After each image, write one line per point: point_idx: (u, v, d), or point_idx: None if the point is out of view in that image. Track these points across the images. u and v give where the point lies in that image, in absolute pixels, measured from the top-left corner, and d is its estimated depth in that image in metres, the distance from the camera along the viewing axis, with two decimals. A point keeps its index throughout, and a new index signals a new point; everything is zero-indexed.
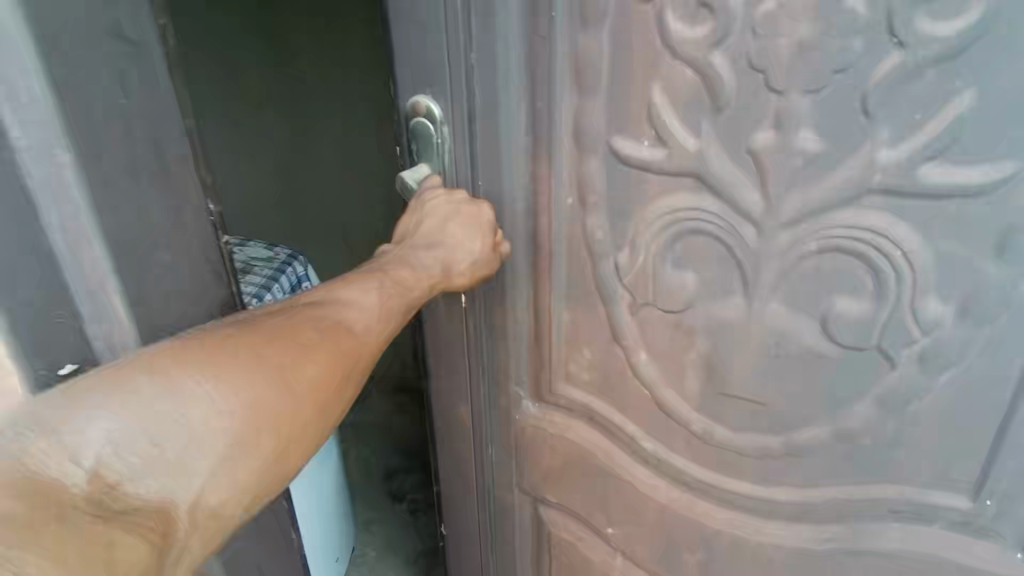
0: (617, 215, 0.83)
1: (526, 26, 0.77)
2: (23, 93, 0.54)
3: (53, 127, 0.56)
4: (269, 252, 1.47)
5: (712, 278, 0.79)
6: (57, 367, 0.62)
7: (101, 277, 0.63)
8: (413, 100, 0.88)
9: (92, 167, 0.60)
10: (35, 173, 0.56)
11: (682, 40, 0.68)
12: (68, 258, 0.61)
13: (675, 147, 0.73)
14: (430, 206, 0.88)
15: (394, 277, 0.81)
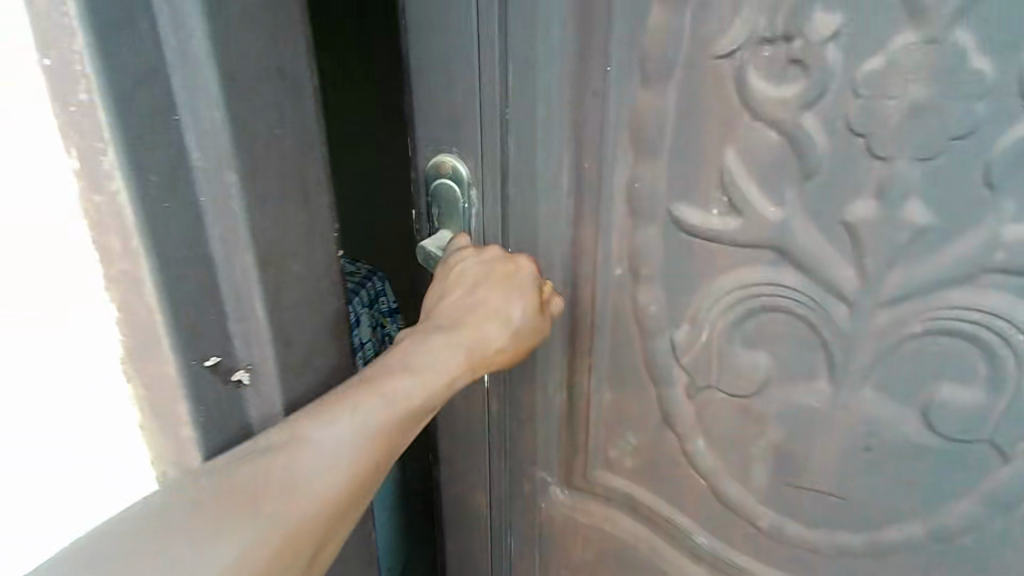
0: (676, 288, 0.73)
1: (573, 80, 0.68)
2: (204, 120, 0.53)
3: (225, 155, 0.54)
4: (348, 265, 1.08)
5: (790, 359, 0.70)
6: (204, 358, 0.61)
7: (252, 295, 0.60)
8: (435, 158, 0.75)
9: (261, 192, 0.57)
10: (207, 190, 0.55)
11: (766, 99, 0.60)
12: (224, 264, 0.58)
13: (753, 217, 0.65)
14: (456, 273, 0.70)
15: (400, 375, 0.60)
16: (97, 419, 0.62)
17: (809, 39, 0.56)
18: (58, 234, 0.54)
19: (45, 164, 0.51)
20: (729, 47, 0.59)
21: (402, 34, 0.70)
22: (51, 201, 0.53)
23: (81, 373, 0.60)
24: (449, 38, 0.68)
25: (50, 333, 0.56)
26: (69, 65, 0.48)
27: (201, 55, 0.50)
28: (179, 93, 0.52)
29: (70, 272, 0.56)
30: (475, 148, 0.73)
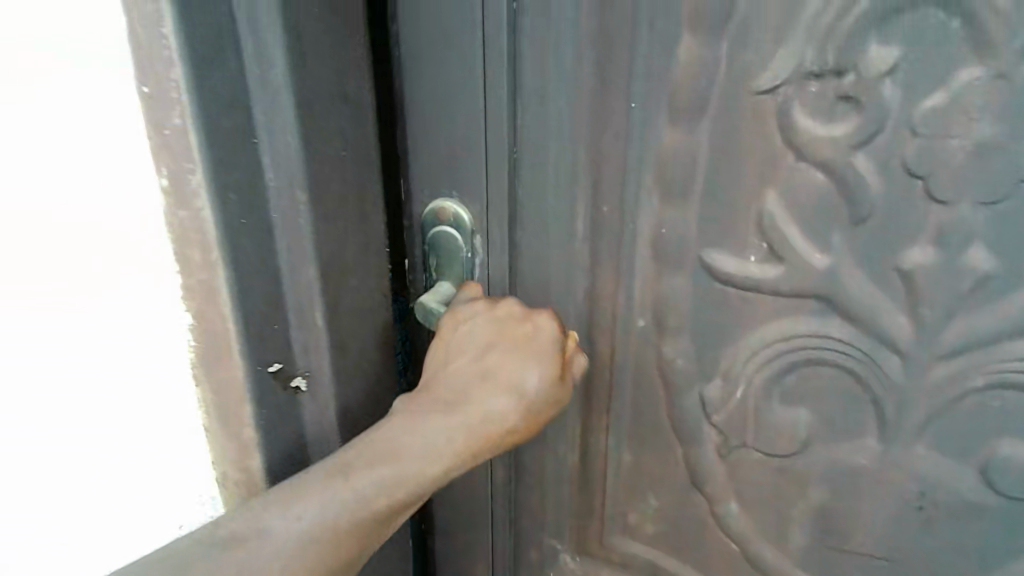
0: (707, 341, 0.66)
1: (591, 117, 0.61)
2: (279, 142, 0.57)
3: (297, 172, 0.58)
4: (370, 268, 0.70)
5: (836, 414, 0.64)
6: (267, 364, 0.64)
7: (310, 300, 0.63)
8: (432, 203, 0.66)
9: (325, 210, 0.60)
10: (277, 207, 0.59)
11: (813, 138, 0.54)
12: (287, 278, 0.62)
13: (797, 265, 0.59)
14: (465, 333, 0.62)
15: (389, 460, 0.55)
16: (176, 420, 0.65)
17: (862, 73, 0.51)
18: (148, 241, 0.57)
19: (138, 173, 0.55)
20: (771, 83, 0.54)
21: (393, 66, 0.62)
22: (144, 208, 0.56)
23: (158, 371, 0.62)
24: (450, 71, 0.60)
25: (146, 340, 0.60)
26: (165, 92, 0.52)
27: (280, 81, 0.54)
28: (258, 116, 0.56)
29: (155, 276, 0.58)
30: (479, 192, 0.65)
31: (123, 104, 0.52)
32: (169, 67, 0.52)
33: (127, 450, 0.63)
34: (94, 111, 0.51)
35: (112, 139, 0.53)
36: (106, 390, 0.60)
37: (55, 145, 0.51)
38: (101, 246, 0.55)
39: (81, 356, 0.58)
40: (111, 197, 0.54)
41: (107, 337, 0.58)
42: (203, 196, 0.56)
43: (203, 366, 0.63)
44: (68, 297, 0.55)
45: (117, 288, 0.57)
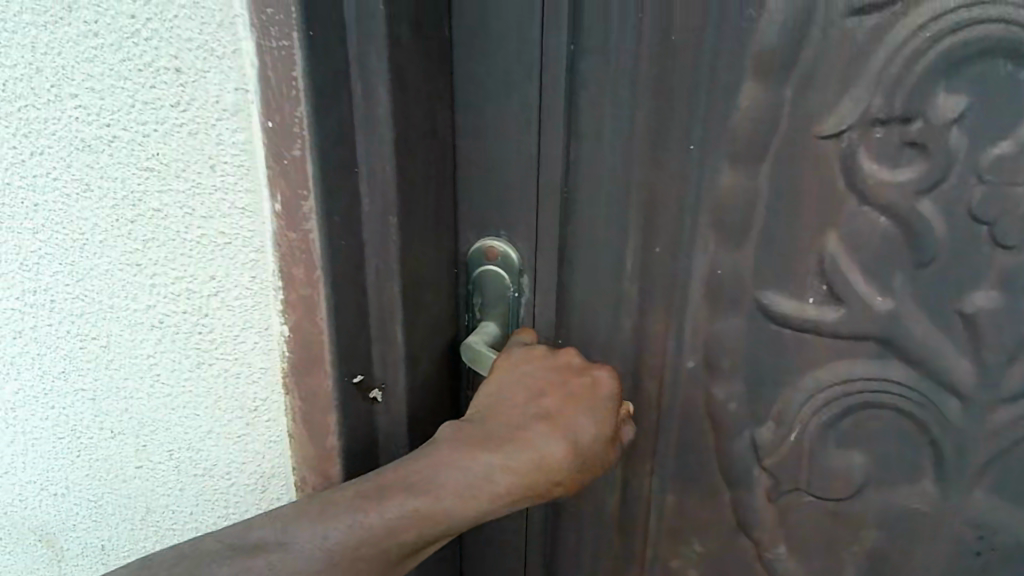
0: (761, 383, 0.65)
1: (643, 161, 0.60)
2: (377, 174, 0.50)
3: (392, 203, 0.51)
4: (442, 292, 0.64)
5: (894, 459, 0.63)
6: (352, 375, 0.55)
7: (396, 324, 0.55)
8: (480, 243, 0.64)
9: (410, 243, 0.54)
10: (370, 233, 0.52)
11: (879, 184, 0.54)
12: (371, 295, 0.54)
13: (857, 308, 0.58)
14: (522, 368, 0.57)
15: (428, 489, 0.49)
16: (263, 420, 0.58)
17: (931, 120, 0.51)
18: (248, 237, 0.51)
19: (246, 175, 0.49)
20: (835, 128, 0.53)
21: (449, 100, 0.59)
22: (246, 206, 0.50)
23: (247, 366, 0.56)
24: (507, 107, 0.58)
25: (237, 344, 0.55)
26: (288, 126, 0.46)
27: (386, 117, 0.49)
28: (361, 152, 0.50)
29: (252, 276, 0.52)
30: (529, 232, 0.63)
31: (230, 102, 0.48)
32: (290, 103, 0.46)
33: (212, 446, 0.62)
34: (205, 108, 0.48)
35: (221, 138, 0.49)
36: (193, 381, 0.59)
37: (169, 144, 0.49)
38: (200, 238, 0.52)
39: (172, 348, 0.58)
40: (212, 194, 0.50)
41: (199, 331, 0.56)
42: (316, 239, 0.49)
43: (291, 374, 0.55)
44: (164, 287, 0.55)
45: (211, 282, 0.53)
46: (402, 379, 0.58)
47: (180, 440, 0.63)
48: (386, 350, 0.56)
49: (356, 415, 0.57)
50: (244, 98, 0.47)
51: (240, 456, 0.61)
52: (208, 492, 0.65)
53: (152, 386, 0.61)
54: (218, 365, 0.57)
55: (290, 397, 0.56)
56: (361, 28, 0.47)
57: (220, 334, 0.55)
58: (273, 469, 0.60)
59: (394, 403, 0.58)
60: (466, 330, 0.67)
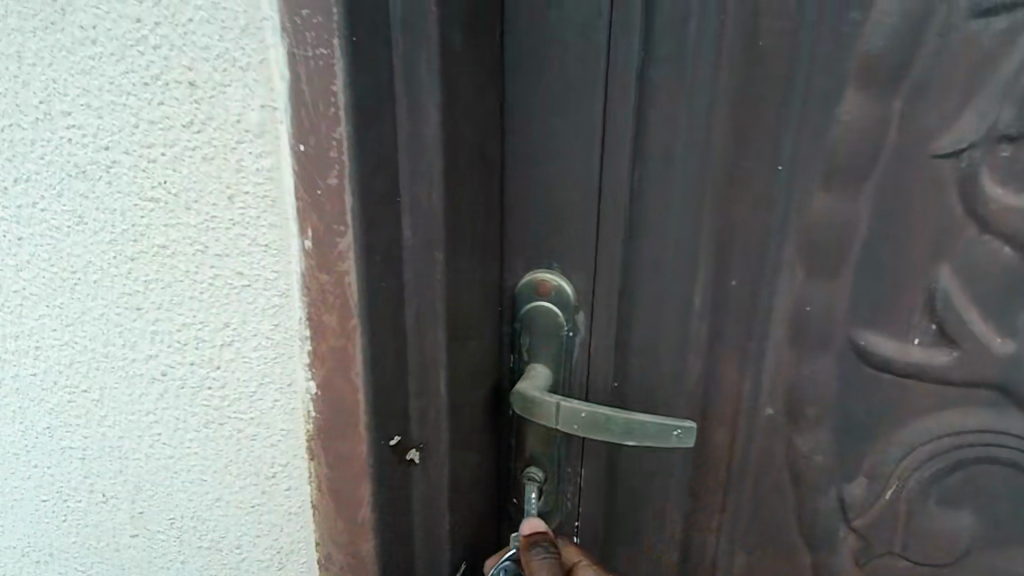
0: (851, 432, 0.57)
1: (718, 186, 0.52)
2: (423, 205, 0.42)
3: (441, 238, 0.43)
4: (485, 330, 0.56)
5: (1007, 522, 0.55)
6: (389, 437, 0.46)
7: (440, 376, 0.47)
8: (530, 275, 0.57)
9: (458, 282, 0.46)
10: (412, 274, 0.44)
11: (1004, 209, 0.47)
12: (410, 344, 0.46)
13: (973, 351, 0.51)
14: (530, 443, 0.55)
15: None
16: (282, 487, 0.50)
17: None
18: (271, 280, 0.43)
19: (270, 208, 0.41)
20: (955, 146, 0.46)
21: (499, 117, 0.52)
22: (269, 243, 0.42)
23: (265, 426, 0.48)
24: (567, 124, 0.51)
25: (254, 402, 0.47)
26: (323, 150, 0.38)
27: (436, 138, 0.41)
28: (406, 178, 0.42)
29: (273, 325, 0.44)
30: (586, 264, 0.56)
31: (253, 121, 0.40)
32: (326, 120, 0.38)
33: (220, 516, 0.53)
34: (222, 128, 0.40)
35: (241, 164, 0.41)
36: (199, 442, 0.50)
37: (178, 171, 0.42)
38: (214, 279, 0.44)
39: (177, 404, 0.49)
40: (228, 229, 0.42)
41: (209, 386, 0.48)
42: (354, 282, 0.41)
43: (318, 437, 0.46)
44: (168, 334, 0.47)
45: (225, 331, 0.45)
46: (445, 440, 0.49)
47: (181, 508, 0.54)
48: (428, 407, 0.48)
49: (392, 483, 0.48)
50: (272, 117, 0.39)
51: (253, 528, 0.52)
52: (213, 568, 0.55)
53: (151, 447, 0.52)
54: (231, 425, 0.48)
55: (316, 464, 0.47)
56: (408, 31, 0.39)
57: (235, 390, 0.47)
58: (292, 544, 0.52)
59: (435, 467, 0.50)
60: (512, 374, 0.60)
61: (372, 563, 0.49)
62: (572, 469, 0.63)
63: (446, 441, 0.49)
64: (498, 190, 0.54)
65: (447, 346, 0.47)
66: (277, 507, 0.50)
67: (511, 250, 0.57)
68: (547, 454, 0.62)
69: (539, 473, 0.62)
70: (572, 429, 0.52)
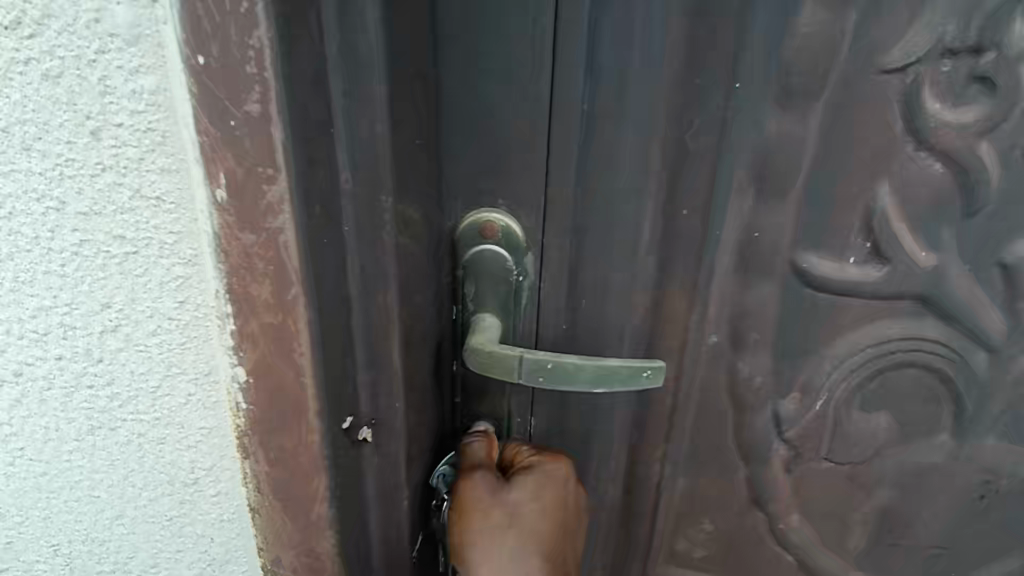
0: (789, 352, 0.58)
1: (673, 109, 0.47)
2: (364, 133, 0.34)
3: (388, 177, 0.35)
4: (427, 279, 0.50)
5: (915, 417, 0.61)
6: (341, 419, 0.40)
7: (393, 342, 0.40)
8: (477, 216, 0.50)
9: (407, 229, 0.39)
10: (355, 223, 0.36)
11: (940, 126, 0.48)
12: (356, 309, 0.38)
13: (903, 265, 0.53)
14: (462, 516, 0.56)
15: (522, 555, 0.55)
16: (208, 493, 0.41)
17: (1002, 52, 0.45)
18: (168, 245, 0.33)
19: (159, 146, 0.31)
20: (902, 60, 0.46)
21: (431, 29, 0.44)
22: (162, 195, 0.32)
23: (178, 426, 0.38)
24: (513, 37, 0.44)
25: (158, 399, 0.37)
26: None
27: (377, 48, 0.32)
28: (337, 98, 0.33)
29: (177, 302, 0.34)
30: (536, 200, 0.50)
31: (120, 21, 0.28)
32: (237, 21, 0.29)
33: (125, 534, 0.43)
34: (70, 31, 0.28)
35: (106, 84, 0.29)
36: (83, 453, 0.39)
37: (5, 96, 0.29)
38: (80, 246, 0.33)
39: (43, 411, 0.38)
40: (95, 177, 0.31)
41: (90, 385, 0.37)
42: (290, 240, 0.34)
43: (253, 433, 0.39)
44: (18, 324, 0.35)
45: (106, 313, 0.35)
46: (401, 411, 0.43)
47: (67, 532, 0.43)
48: (381, 378, 0.41)
49: (346, 470, 0.41)
50: (149, 16, 0.28)
51: (171, 543, 0.43)
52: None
53: (11, 467, 0.40)
54: (128, 429, 0.38)
55: (253, 462, 0.40)
56: None
57: (128, 386, 0.37)
58: (225, 555, 0.44)
59: (391, 442, 0.44)
60: (455, 326, 0.54)
61: None
62: (521, 418, 0.60)
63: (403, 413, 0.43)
64: (433, 116, 0.47)
65: (399, 306, 0.40)
66: (203, 518, 0.42)
67: (450, 188, 0.50)
68: (497, 407, 0.58)
69: (490, 428, 0.58)
70: (537, 380, 0.49)
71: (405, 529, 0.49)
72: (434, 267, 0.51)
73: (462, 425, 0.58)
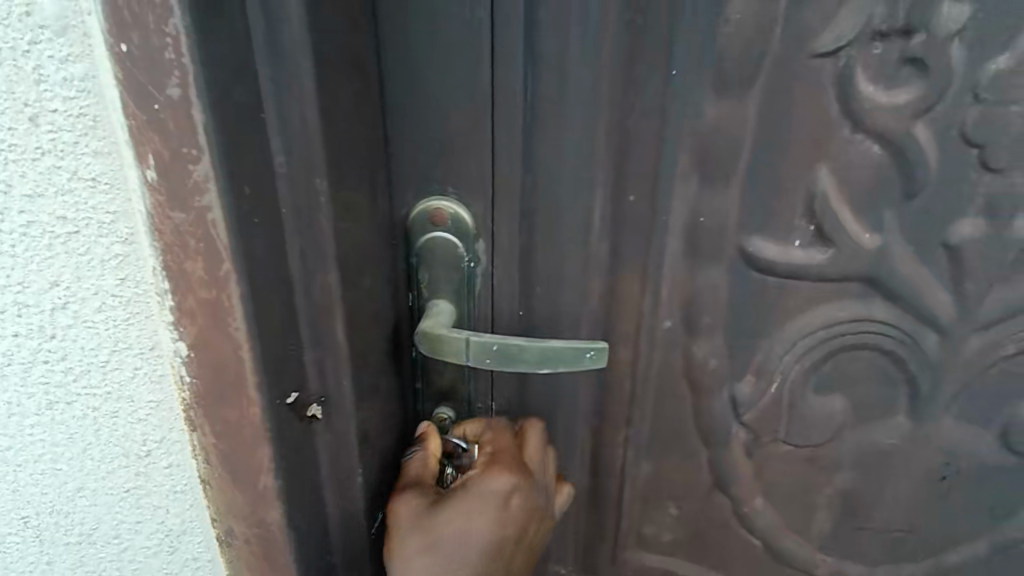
0: (743, 334, 0.60)
1: (613, 96, 0.49)
2: (294, 120, 0.36)
3: (320, 159, 0.37)
4: (381, 263, 0.52)
5: (872, 399, 0.62)
6: (286, 395, 0.41)
7: (334, 320, 0.42)
8: (428, 206, 0.52)
9: (347, 210, 0.41)
10: (291, 205, 0.38)
11: (875, 109, 0.49)
12: (297, 288, 0.40)
13: (847, 247, 0.54)
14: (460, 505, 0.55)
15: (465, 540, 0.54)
16: (162, 464, 0.43)
17: (932, 33, 0.46)
18: (106, 224, 0.35)
19: (91, 131, 0.33)
20: (834, 44, 0.47)
21: (373, 22, 0.46)
22: (97, 177, 0.34)
23: (128, 398, 0.41)
24: (451, 28, 0.46)
25: (108, 372, 0.40)
26: (152, 49, 0.30)
27: (299, 39, 0.34)
28: (266, 85, 0.35)
29: (120, 279, 0.37)
30: (483, 187, 0.52)
31: (48, 13, 0.31)
32: (154, 11, 0.30)
33: (87, 506, 0.45)
34: (5, 24, 0.31)
35: (40, 73, 0.32)
36: (43, 428, 0.42)
37: None
38: (28, 228, 0.35)
39: (6, 386, 0.40)
40: (36, 161, 0.33)
41: (45, 360, 0.39)
42: (218, 218, 0.34)
43: (199, 408, 0.40)
44: None
45: (56, 291, 0.37)
46: (347, 388, 0.45)
47: (35, 504, 0.45)
48: (325, 355, 0.43)
49: (293, 443, 0.43)
50: (75, 7, 0.31)
51: (130, 515, 0.45)
52: (88, 562, 0.48)
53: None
54: (83, 404, 0.41)
55: (199, 434, 0.41)
56: None
57: (79, 361, 0.39)
58: (182, 525, 0.46)
59: (337, 418, 0.46)
60: (411, 312, 0.56)
61: (279, 534, 0.44)
62: (484, 405, 0.61)
63: (351, 390, 0.45)
64: (378, 107, 0.49)
65: (340, 287, 0.41)
66: (158, 490, 0.44)
67: (400, 176, 0.52)
68: (458, 392, 0.59)
69: (450, 412, 0.59)
70: (485, 363, 0.51)
71: (358, 504, 0.50)
72: (388, 253, 0.53)
73: (424, 408, 0.60)
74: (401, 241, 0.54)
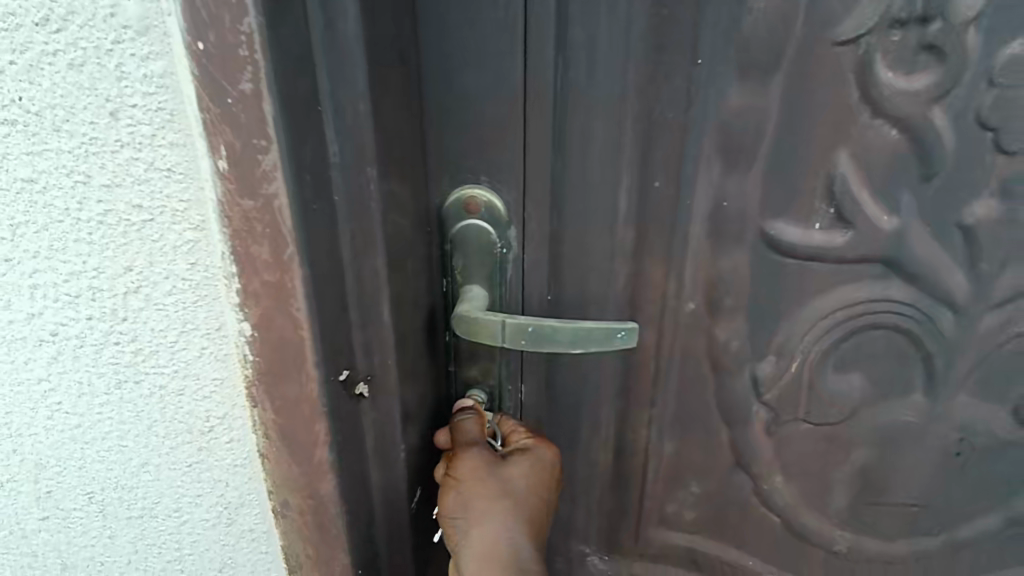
0: (764, 315, 0.62)
1: (639, 87, 0.51)
2: (347, 113, 0.38)
3: (371, 150, 0.40)
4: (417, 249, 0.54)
5: (890, 377, 0.64)
6: (339, 371, 0.44)
7: (382, 303, 0.45)
8: (463, 196, 0.55)
9: (393, 197, 0.43)
10: (343, 194, 0.40)
11: (893, 94, 0.51)
12: (348, 273, 0.43)
13: (866, 229, 0.56)
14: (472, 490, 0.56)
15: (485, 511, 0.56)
16: (223, 439, 0.46)
17: (949, 21, 0.48)
18: (179, 212, 0.38)
19: (168, 124, 0.36)
20: (853, 33, 0.49)
21: (413, 18, 0.48)
22: (172, 167, 0.37)
23: (193, 376, 0.43)
24: (487, 22, 0.48)
25: (176, 352, 0.42)
26: (227, 47, 0.33)
27: (355, 37, 0.36)
28: (323, 79, 0.37)
29: (190, 263, 0.39)
30: (516, 176, 0.54)
31: (131, 15, 0.33)
32: (230, 10, 0.32)
33: (151, 481, 0.48)
34: (90, 25, 0.33)
35: (122, 70, 0.34)
36: (113, 405, 0.44)
37: (39, 85, 0.35)
38: (105, 216, 0.38)
39: (78, 366, 0.43)
40: (115, 153, 0.36)
41: (117, 341, 0.42)
42: (284, 205, 0.36)
43: (260, 384, 0.43)
44: (54, 288, 0.40)
45: (129, 276, 0.40)
46: (393, 368, 0.47)
47: (100, 480, 0.48)
48: (373, 336, 0.46)
49: (344, 420, 0.45)
50: (156, 8, 0.33)
51: (192, 489, 0.48)
52: (148, 536, 0.51)
53: (51, 419, 0.45)
54: (151, 382, 0.43)
55: (260, 410, 0.44)
56: None
57: (149, 342, 0.42)
58: (240, 498, 0.49)
59: (383, 395, 0.48)
60: (446, 297, 0.58)
61: (331, 504, 0.47)
62: (514, 386, 0.63)
63: (396, 369, 0.47)
64: (416, 99, 0.51)
65: (388, 271, 0.44)
66: (219, 464, 0.47)
67: (437, 165, 0.54)
68: (491, 374, 0.62)
69: (482, 394, 0.62)
70: (519, 343, 0.53)
71: (402, 478, 0.53)
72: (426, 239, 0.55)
73: (457, 390, 0.62)
74: (437, 229, 0.56)
